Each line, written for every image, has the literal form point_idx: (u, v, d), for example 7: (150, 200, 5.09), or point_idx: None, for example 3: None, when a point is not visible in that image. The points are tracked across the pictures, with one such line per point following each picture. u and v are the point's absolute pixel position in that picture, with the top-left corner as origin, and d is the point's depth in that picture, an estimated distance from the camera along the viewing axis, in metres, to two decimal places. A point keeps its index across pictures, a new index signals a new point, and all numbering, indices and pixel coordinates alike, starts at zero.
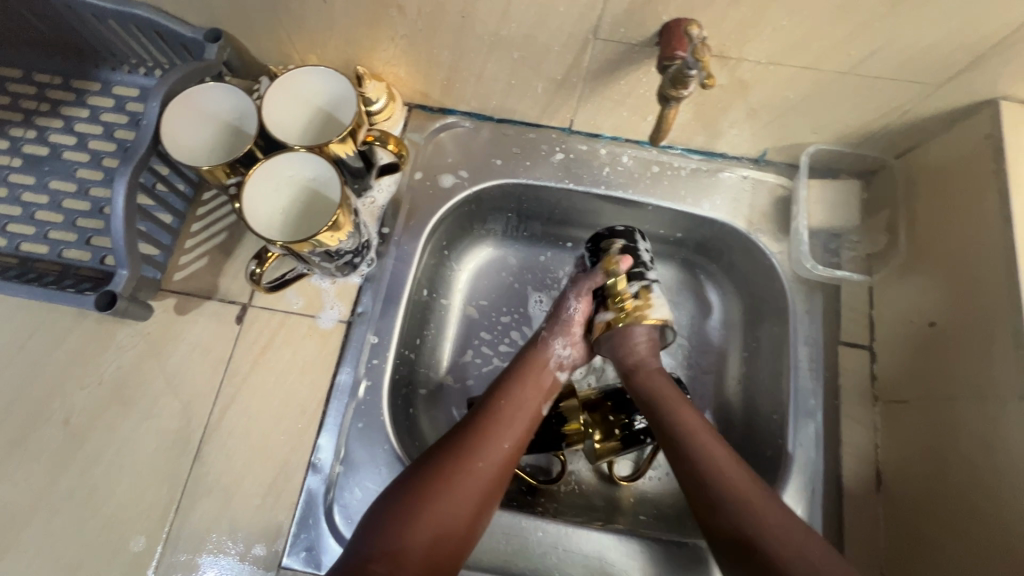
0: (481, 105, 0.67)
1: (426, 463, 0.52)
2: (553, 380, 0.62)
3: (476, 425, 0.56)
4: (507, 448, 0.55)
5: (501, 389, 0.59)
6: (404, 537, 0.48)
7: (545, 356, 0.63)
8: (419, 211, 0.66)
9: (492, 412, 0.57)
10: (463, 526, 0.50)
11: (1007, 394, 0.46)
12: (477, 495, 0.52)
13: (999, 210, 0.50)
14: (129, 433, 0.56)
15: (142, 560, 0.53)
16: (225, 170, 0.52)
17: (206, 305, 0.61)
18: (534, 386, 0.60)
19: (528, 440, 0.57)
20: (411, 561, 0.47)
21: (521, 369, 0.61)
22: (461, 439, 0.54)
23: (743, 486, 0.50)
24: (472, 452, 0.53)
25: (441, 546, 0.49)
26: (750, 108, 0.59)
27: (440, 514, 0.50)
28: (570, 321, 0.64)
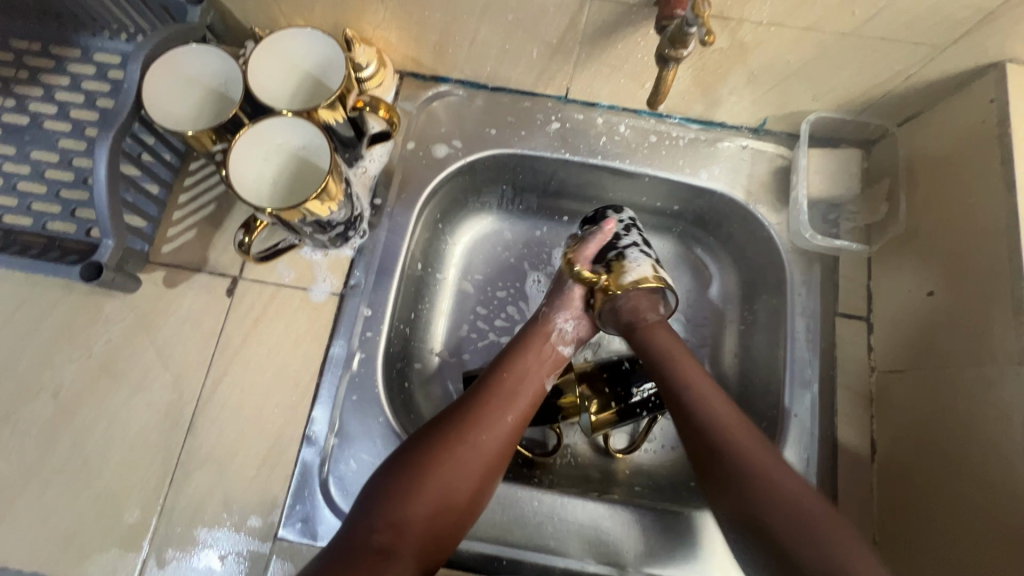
0: (475, 72, 0.65)
1: (425, 436, 0.52)
2: (556, 353, 0.61)
3: (476, 397, 0.55)
4: (508, 419, 0.54)
5: (502, 361, 0.59)
6: (404, 510, 0.48)
7: (546, 329, 0.61)
8: (412, 182, 0.65)
9: (494, 383, 0.56)
10: (464, 498, 0.50)
11: (1006, 361, 0.46)
12: (478, 468, 0.51)
13: (1002, 176, 0.49)
14: (120, 407, 0.56)
15: (137, 532, 0.53)
16: (211, 137, 0.51)
17: (195, 278, 0.60)
18: (536, 357, 0.59)
19: (530, 411, 0.56)
20: (412, 533, 0.48)
21: (525, 341, 0.60)
22: (460, 412, 0.54)
23: (758, 461, 0.49)
24: (473, 425, 0.53)
25: (445, 515, 0.49)
26: (750, 74, 0.57)
27: (444, 485, 0.50)
28: (571, 294, 0.63)
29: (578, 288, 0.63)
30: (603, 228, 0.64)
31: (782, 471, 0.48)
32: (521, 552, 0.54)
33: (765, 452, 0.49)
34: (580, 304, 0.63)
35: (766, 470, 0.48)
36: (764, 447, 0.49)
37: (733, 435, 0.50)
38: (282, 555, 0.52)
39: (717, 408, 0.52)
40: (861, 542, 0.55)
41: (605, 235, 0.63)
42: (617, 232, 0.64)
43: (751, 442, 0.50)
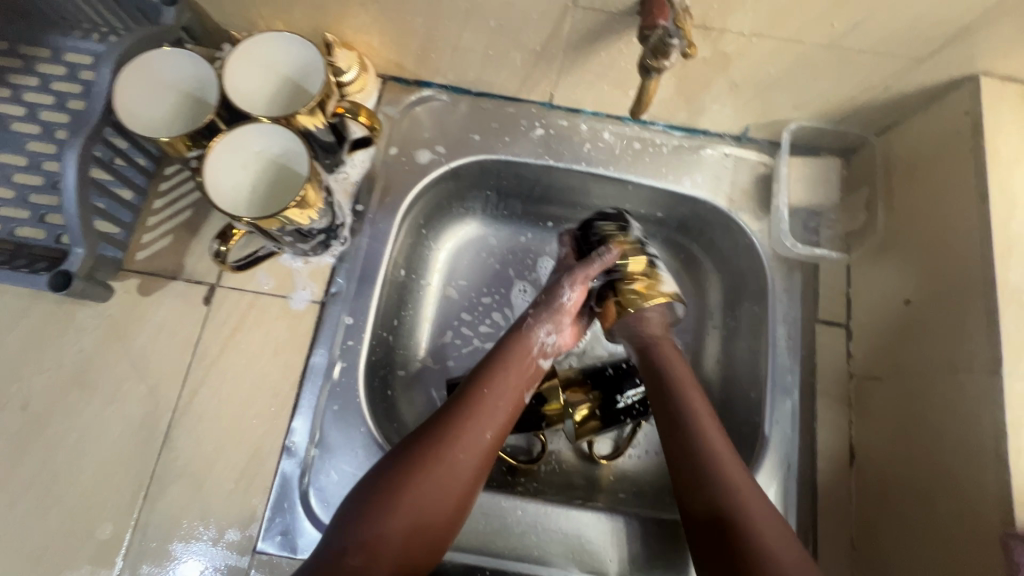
0: (458, 77, 0.64)
1: (402, 455, 0.51)
2: (537, 366, 0.59)
3: (456, 412, 0.54)
4: (486, 436, 0.53)
5: (483, 372, 0.57)
6: (378, 533, 0.47)
7: (528, 342, 0.59)
8: (394, 188, 0.64)
9: (473, 398, 0.55)
10: (439, 518, 0.50)
11: (977, 369, 0.47)
12: (454, 486, 0.51)
13: (976, 187, 0.50)
14: (92, 419, 0.54)
15: (110, 547, 0.51)
16: (186, 143, 0.49)
17: (171, 285, 0.58)
18: (519, 369, 0.58)
19: (508, 427, 0.55)
20: (386, 555, 0.47)
21: (508, 353, 0.58)
22: (438, 429, 0.52)
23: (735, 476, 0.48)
24: (450, 443, 0.51)
25: (421, 533, 0.49)
26: (732, 83, 0.57)
27: (420, 504, 0.49)
28: (560, 312, 0.61)
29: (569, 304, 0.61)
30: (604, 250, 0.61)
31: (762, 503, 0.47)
32: (504, 562, 0.54)
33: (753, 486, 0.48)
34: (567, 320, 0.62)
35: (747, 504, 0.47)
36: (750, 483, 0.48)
37: (724, 472, 0.48)
38: (261, 568, 0.51)
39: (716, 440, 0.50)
40: (839, 546, 0.55)
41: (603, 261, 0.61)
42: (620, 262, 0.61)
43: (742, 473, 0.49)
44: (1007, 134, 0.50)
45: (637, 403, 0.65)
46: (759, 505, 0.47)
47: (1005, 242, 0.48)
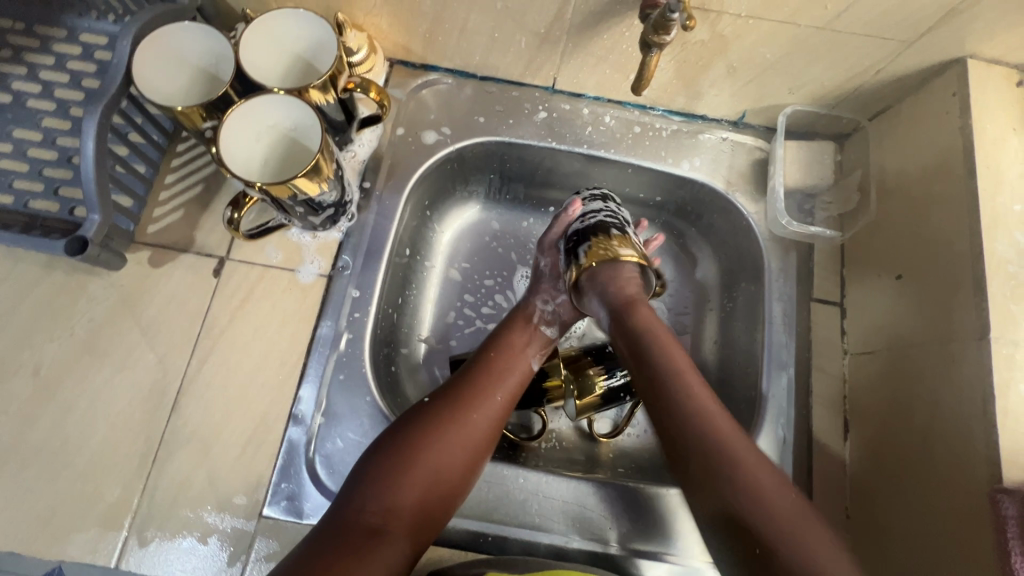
0: (464, 61, 0.66)
1: (417, 416, 0.52)
2: (542, 335, 0.62)
3: (469, 376, 0.56)
4: (498, 398, 0.55)
5: (491, 344, 0.60)
6: (395, 490, 0.48)
7: (528, 312, 0.63)
8: (400, 167, 0.66)
9: (482, 364, 0.57)
10: (455, 477, 0.51)
11: (967, 336, 0.48)
12: (470, 446, 0.52)
13: (964, 164, 0.52)
14: (102, 386, 0.55)
15: (118, 511, 0.52)
16: (201, 114, 0.51)
17: (181, 258, 0.59)
18: (524, 340, 0.61)
19: (518, 392, 0.57)
20: (405, 512, 0.48)
21: (514, 325, 0.62)
22: (451, 393, 0.55)
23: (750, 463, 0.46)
24: (464, 404, 0.53)
25: (437, 494, 0.50)
26: (730, 66, 0.59)
27: (436, 463, 0.50)
28: (544, 279, 0.65)
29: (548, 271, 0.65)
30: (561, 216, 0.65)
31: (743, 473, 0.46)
32: (505, 528, 0.55)
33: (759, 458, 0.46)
34: (557, 286, 0.65)
35: (750, 479, 0.45)
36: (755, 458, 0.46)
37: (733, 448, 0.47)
38: (267, 533, 0.52)
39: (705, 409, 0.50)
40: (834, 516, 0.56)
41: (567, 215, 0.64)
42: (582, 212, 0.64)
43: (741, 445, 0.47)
44: (994, 113, 0.52)
45: None
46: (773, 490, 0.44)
47: (990, 215, 0.49)
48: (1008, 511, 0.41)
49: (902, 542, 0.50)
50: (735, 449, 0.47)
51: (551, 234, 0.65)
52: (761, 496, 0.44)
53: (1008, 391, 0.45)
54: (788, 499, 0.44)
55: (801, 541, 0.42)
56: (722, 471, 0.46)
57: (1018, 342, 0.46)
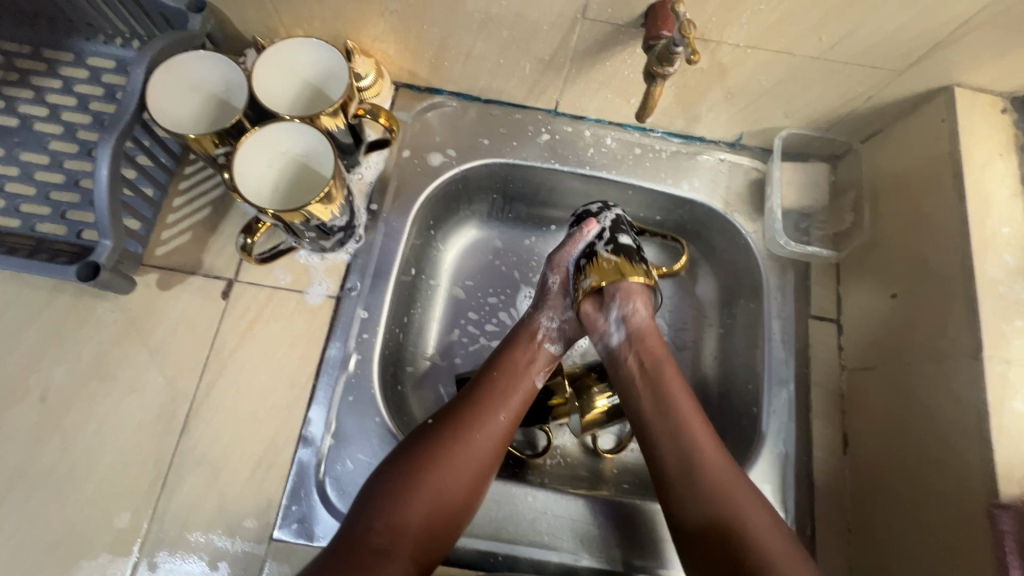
0: (469, 85, 0.68)
1: (421, 436, 0.52)
2: (546, 351, 0.62)
3: (470, 396, 0.56)
4: (501, 417, 0.55)
5: (493, 362, 0.60)
6: (400, 511, 0.48)
7: (533, 330, 0.63)
8: (406, 188, 0.67)
9: (486, 381, 0.58)
10: (460, 497, 0.51)
11: (960, 354, 0.50)
12: (472, 466, 0.52)
13: (954, 187, 0.54)
14: (111, 409, 0.55)
15: (127, 536, 0.52)
16: (214, 140, 0.51)
17: (190, 280, 0.60)
18: (526, 357, 0.61)
19: (522, 409, 0.57)
20: (409, 533, 0.48)
21: (516, 342, 0.62)
22: (456, 412, 0.55)
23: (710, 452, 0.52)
24: (468, 423, 0.54)
25: (440, 514, 0.50)
26: (728, 92, 0.61)
27: (438, 484, 0.50)
28: (552, 294, 0.64)
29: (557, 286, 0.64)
30: (578, 232, 0.65)
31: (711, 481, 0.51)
32: (515, 547, 0.55)
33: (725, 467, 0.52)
34: (563, 302, 0.64)
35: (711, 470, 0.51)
36: (741, 485, 0.51)
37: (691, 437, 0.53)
38: (277, 557, 0.52)
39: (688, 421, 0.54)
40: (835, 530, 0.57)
41: (582, 236, 0.64)
42: (595, 238, 0.65)
43: (714, 458, 0.52)
44: (981, 139, 0.55)
45: None
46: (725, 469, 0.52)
47: (980, 238, 0.51)
48: (1005, 525, 0.43)
49: (900, 556, 0.52)
50: (710, 465, 0.52)
51: (563, 252, 0.65)
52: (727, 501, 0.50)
53: (1001, 407, 0.46)
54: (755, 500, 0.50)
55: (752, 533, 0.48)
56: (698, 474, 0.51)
57: (1010, 360, 0.48)
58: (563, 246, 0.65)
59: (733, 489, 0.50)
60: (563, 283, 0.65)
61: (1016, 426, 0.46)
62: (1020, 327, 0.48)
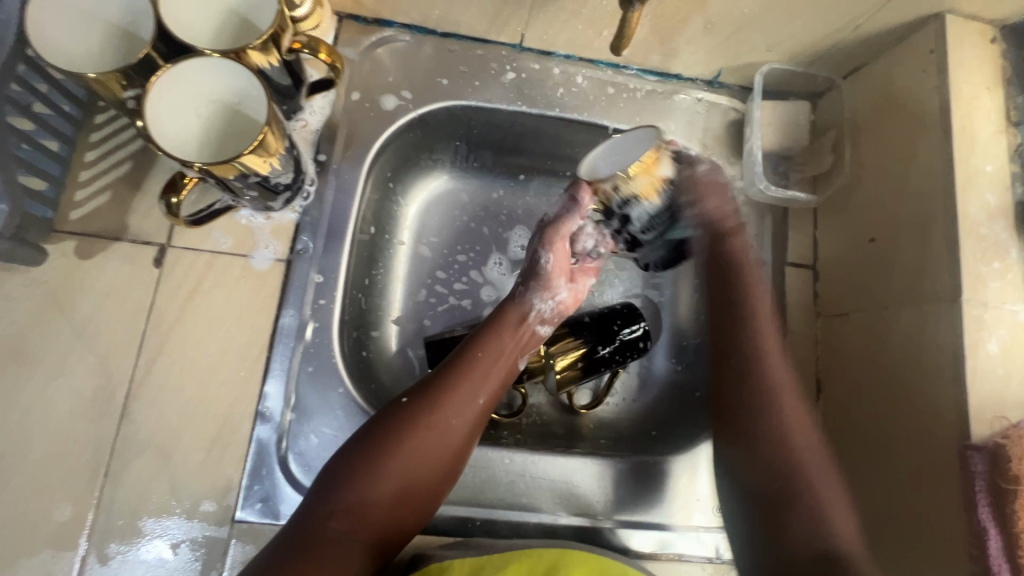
0: (423, 15, 0.60)
1: (392, 418, 0.48)
2: (532, 333, 0.58)
3: (446, 376, 0.51)
4: (479, 402, 0.51)
5: (477, 340, 0.54)
6: (365, 494, 0.45)
7: (521, 308, 0.57)
8: (358, 136, 0.60)
9: (467, 363, 0.52)
10: (430, 483, 0.48)
11: (939, 298, 0.49)
12: (444, 454, 0.49)
13: (940, 124, 0.51)
14: (35, 396, 0.49)
15: (71, 529, 0.48)
16: (121, 82, 0.43)
17: (114, 247, 0.53)
18: (510, 338, 0.56)
19: (500, 392, 0.54)
20: (373, 518, 0.46)
21: (501, 319, 0.56)
22: (429, 393, 0.50)
23: (785, 400, 0.51)
24: (444, 409, 0.50)
25: (406, 501, 0.47)
26: (708, 21, 0.56)
27: (408, 472, 0.47)
28: (549, 277, 0.58)
29: (551, 266, 0.58)
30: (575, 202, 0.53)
31: (817, 465, 0.48)
32: (492, 511, 0.54)
33: (817, 453, 0.49)
34: (556, 281, 0.58)
35: (776, 421, 0.50)
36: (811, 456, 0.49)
37: (766, 370, 0.52)
38: (242, 538, 0.49)
39: (779, 383, 0.52)
40: None
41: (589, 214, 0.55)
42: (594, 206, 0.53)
43: (799, 425, 0.50)
44: (970, 71, 0.52)
45: (617, 353, 0.65)
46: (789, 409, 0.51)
47: (965, 177, 0.49)
48: (977, 465, 0.43)
49: (872, 497, 0.53)
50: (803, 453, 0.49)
51: (565, 222, 0.56)
52: (787, 453, 0.49)
53: (977, 350, 0.46)
54: (822, 465, 0.49)
55: (813, 497, 0.46)
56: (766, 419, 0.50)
57: (987, 302, 0.47)
58: (560, 218, 0.56)
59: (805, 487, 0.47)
60: (559, 260, 0.58)
61: (989, 368, 0.46)
62: (998, 269, 0.48)
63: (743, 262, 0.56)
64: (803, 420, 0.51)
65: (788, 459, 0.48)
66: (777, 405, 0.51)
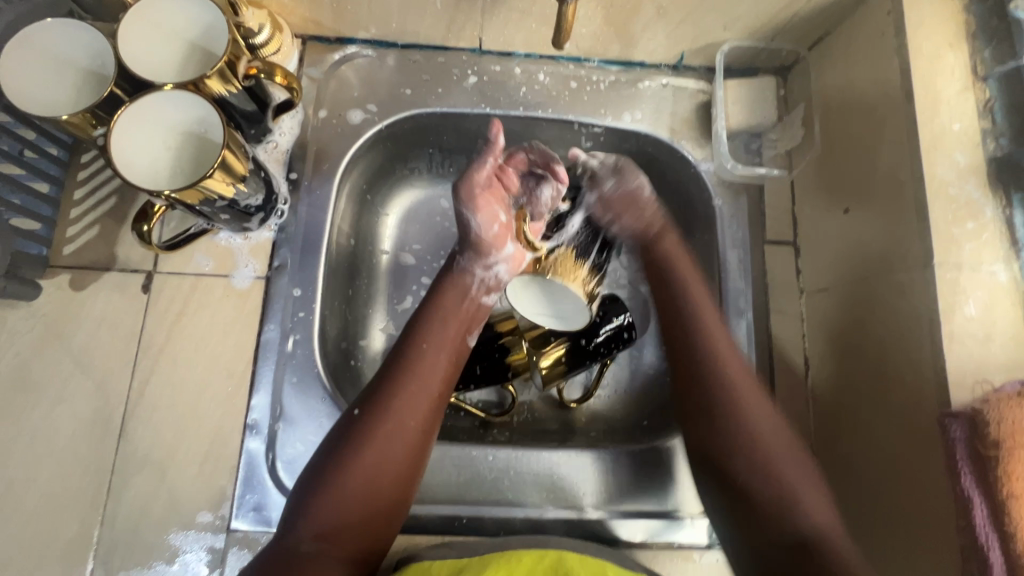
0: (381, 29, 0.62)
1: (346, 427, 0.49)
2: (479, 305, 0.58)
3: (388, 375, 0.51)
4: (429, 391, 0.51)
5: (417, 331, 0.54)
6: (336, 515, 0.46)
7: (466, 285, 0.57)
8: (329, 152, 0.62)
9: (406, 357, 0.52)
10: (394, 483, 0.48)
11: (912, 265, 0.48)
12: (403, 447, 0.49)
13: (902, 85, 0.50)
14: (41, 422, 0.53)
15: (80, 545, 0.51)
16: (91, 121, 0.47)
17: (105, 277, 0.56)
18: (455, 321, 0.55)
19: (450, 376, 0.53)
20: (345, 532, 0.46)
21: (443, 301, 0.56)
22: (377, 394, 0.50)
23: (743, 394, 0.52)
24: (393, 405, 0.49)
25: (376, 506, 0.48)
26: (659, 7, 0.56)
27: (372, 477, 0.48)
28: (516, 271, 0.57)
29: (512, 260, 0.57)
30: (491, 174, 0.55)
31: (784, 450, 0.50)
32: (478, 508, 0.55)
33: (782, 436, 0.50)
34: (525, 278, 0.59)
35: (738, 413, 0.51)
36: (790, 447, 0.50)
37: (720, 365, 0.53)
38: (238, 546, 0.51)
39: (733, 370, 0.53)
40: None
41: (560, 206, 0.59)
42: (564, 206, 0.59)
43: (764, 420, 0.51)
44: (929, 29, 0.50)
45: (603, 345, 0.64)
46: (751, 397, 0.52)
47: (930, 138, 0.48)
48: (955, 433, 0.41)
49: (865, 473, 0.51)
50: (762, 447, 0.50)
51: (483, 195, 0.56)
52: (760, 442, 0.50)
53: (953, 314, 0.44)
54: (787, 445, 0.50)
55: (787, 489, 0.48)
56: (717, 408, 0.52)
57: (961, 265, 0.46)
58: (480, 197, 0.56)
59: (780, 475, 0.48)
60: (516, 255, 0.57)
61: (967, 333, 0.44)
62: (972, 230, 0.46)
63: (675, 261, 0.58)
64: (766, 408, 0.52)
65: (754, 452, 0.49)
66: (735, 394, 0.52)
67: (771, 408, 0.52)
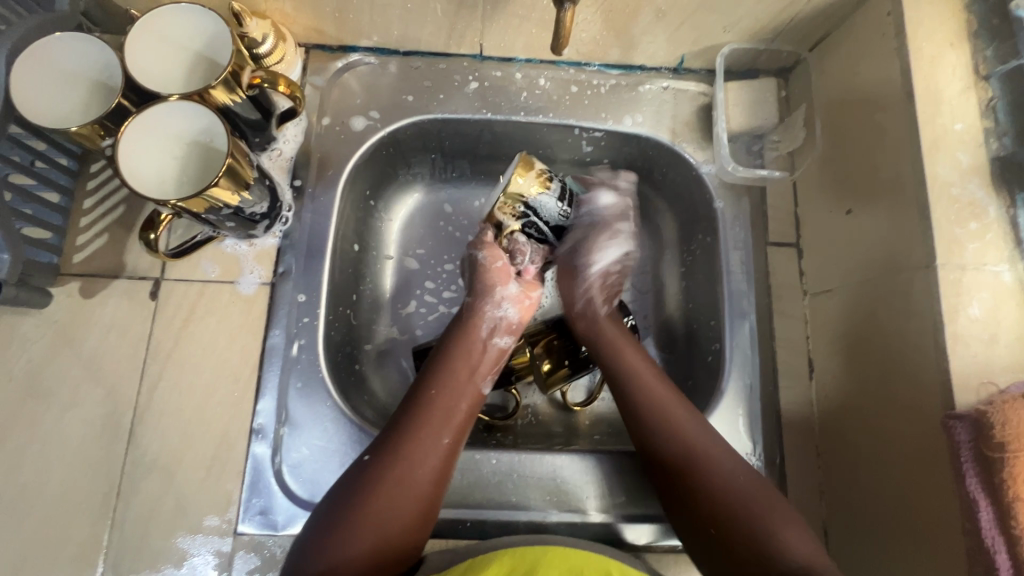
0: (383, 37, 0.62)
1: (361, 466, 0.49)
2: (495, 350, 0.59)
3: (406, 415, 0.52)
4: (445, 437, 0.51)
5: (433, 374, 0.55)
6: (343, 553, 0.44)
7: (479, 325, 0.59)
8: (333, 158, 0.63)
9: (424, 397, 0.53)
10: (405, 525, 0.47)
11: (915, 266, 0.47)
12: (416, 487, 0.48)
13: (903, 85, 0.50)
14: (52, 427, 0.53)
15: (90, 548, 0.51)
16: (99, 133, 0.48)
17: (114, 284, 0.57)
18: (469, 364, 0.56)
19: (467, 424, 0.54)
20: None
21: (459, 346, 0.57)
22: (393, 434, 0.51)
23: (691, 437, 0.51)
24: (410, 443, 0.50)
25: (386, 548, 0.46)
26: (658, 10, 0.56)
27: (384, 517, 0.47)
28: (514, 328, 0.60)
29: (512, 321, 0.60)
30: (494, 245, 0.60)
31: (740, 487, 0.48)
32: (483, 511, 0.55)
33: (746, 483, 0.48)
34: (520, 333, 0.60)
35: (694, 451, 0.50)
36: (749, 485, 0.48)
37: (665, 412, 0.53)
38: (245, 549, 0.52)
39: (680, 420, 0.52)
40: (805, 456, 0.57)
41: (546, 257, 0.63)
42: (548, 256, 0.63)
43: (724, 459, 0.50)
44: (930, 29, 0.50)
45: None
46: (700, 437, 0.51)
47: (931, 138, 0.48)
48: (961, 435, 0.41)
49: (870, 476, 0.51)
50: (722, 484, 0.48)
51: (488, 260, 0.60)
52: (716, 484, 0.48)
53: (956, 315, 0.44)
54: (752, 484, 0.48)
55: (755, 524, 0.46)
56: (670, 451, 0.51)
57: (965, 265, 0.45)
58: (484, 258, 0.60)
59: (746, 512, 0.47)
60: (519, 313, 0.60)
61: (972, 334, 0.44)
62: (975, 230, 0.46)
63: (606, 332, 0.60)
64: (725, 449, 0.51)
65: (716, 491, 0.48)
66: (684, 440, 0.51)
67: (727, 454, 0.50)
